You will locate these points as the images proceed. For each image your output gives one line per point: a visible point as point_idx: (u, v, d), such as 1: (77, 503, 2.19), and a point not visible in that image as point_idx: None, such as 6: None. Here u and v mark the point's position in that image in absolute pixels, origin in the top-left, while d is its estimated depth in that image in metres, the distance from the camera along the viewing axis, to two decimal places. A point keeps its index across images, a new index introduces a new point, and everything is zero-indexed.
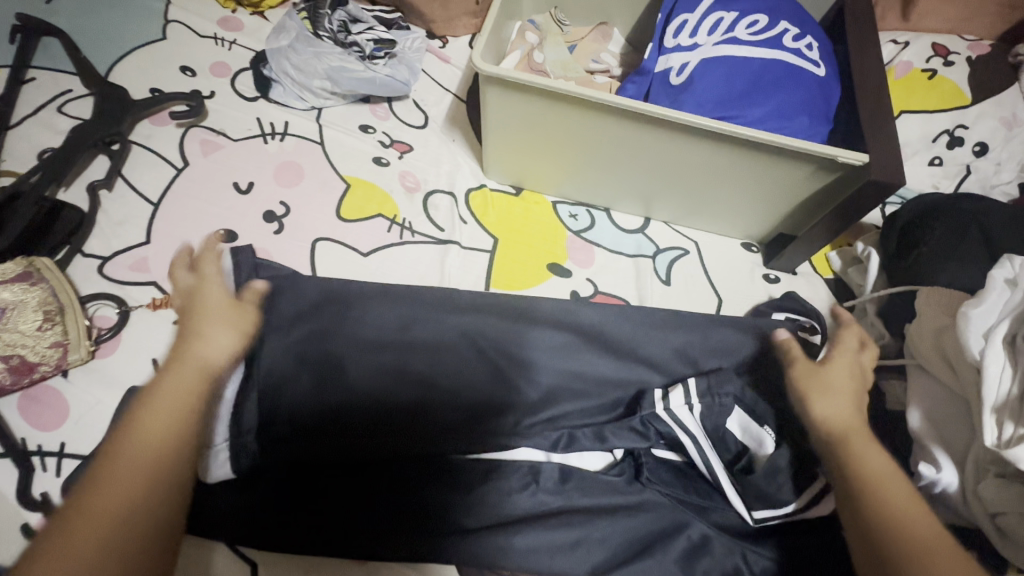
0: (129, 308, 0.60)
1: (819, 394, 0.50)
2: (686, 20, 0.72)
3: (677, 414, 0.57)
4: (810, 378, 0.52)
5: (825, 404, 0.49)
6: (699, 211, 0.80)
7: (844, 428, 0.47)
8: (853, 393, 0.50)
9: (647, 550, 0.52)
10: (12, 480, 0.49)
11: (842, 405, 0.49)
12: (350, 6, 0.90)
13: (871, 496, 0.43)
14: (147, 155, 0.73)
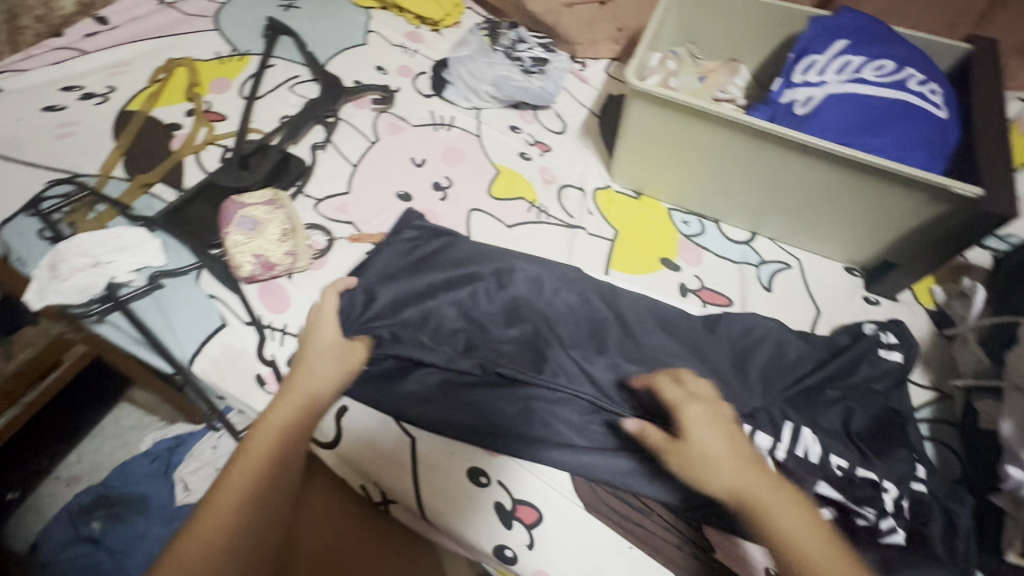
0: (334, 238, 0.77)
1: (694, 443, 0.55)
2: (815, 60, 0.82)
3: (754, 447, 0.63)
4: (695, 418, 0.56)
5: (716, 453, 0.54)
6: (804, 231, 0.88)
7: (763, 491, 0.52)
8: (747, 450, 0.55)
9: None
10: (253, 342, 0.66)
11: (713, 446, 0.54)
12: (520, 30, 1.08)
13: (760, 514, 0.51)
14: (350, 129, 0.92)
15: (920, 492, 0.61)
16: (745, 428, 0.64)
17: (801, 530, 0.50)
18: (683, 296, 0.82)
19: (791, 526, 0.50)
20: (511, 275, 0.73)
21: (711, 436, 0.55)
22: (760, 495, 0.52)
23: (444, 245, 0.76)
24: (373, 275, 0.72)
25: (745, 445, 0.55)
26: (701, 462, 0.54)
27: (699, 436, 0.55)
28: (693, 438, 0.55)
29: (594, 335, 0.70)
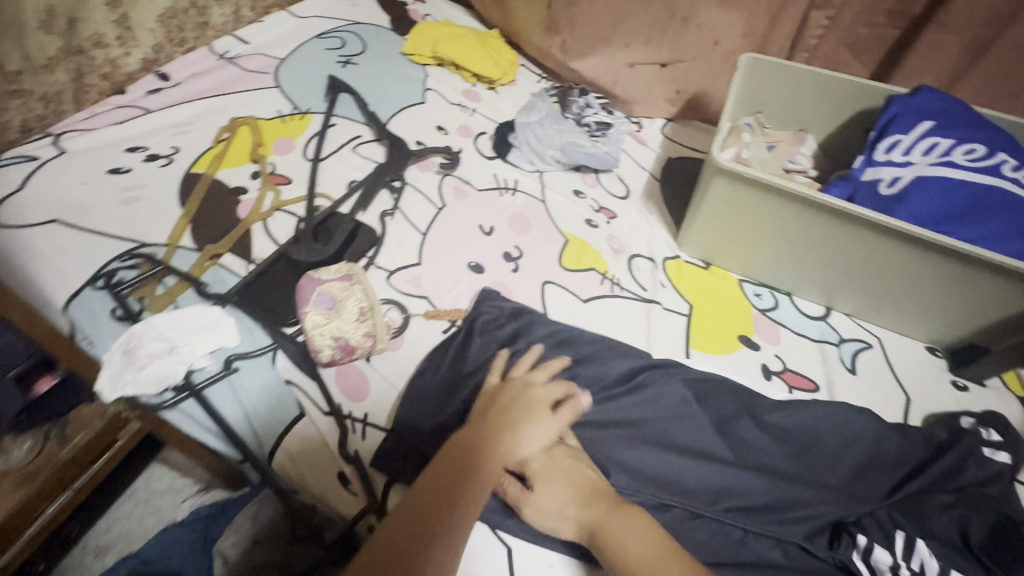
0: (410, 314, 0.75)
1: (539, 497, 0.56)
2: (899, 140, 0.81)
3: (873, 562, 0.59)
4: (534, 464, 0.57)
5: (546, 500, 0.55)
6: (884, 310, 0.85)
7: (591, 520, 0.53)
8: (580, 487, 0.56)
9: None
10: (334, 435, 0.62)
11: (565, 497, 0.55)
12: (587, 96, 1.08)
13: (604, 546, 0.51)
14: (417, 194, 0.91)
15: None
16: (858, 538, 0.60)
17: (631, 546, 0.51)
18: (767, 379, 0.78)
19: (622, 543, 0.51)
20: (595, 359, 0.71)
21: (556, 490, 0.56)
22: (600, 526, 0.53)
23: (525, 325, 0.73)
24: (455, 356, 0.69)
25: (591, 484, 0.56)
26: (553, 509, 0.55)
27: (546, 487, 0.56)
28: (545, 488, 0.56)
29: (688, 426, 0.67)
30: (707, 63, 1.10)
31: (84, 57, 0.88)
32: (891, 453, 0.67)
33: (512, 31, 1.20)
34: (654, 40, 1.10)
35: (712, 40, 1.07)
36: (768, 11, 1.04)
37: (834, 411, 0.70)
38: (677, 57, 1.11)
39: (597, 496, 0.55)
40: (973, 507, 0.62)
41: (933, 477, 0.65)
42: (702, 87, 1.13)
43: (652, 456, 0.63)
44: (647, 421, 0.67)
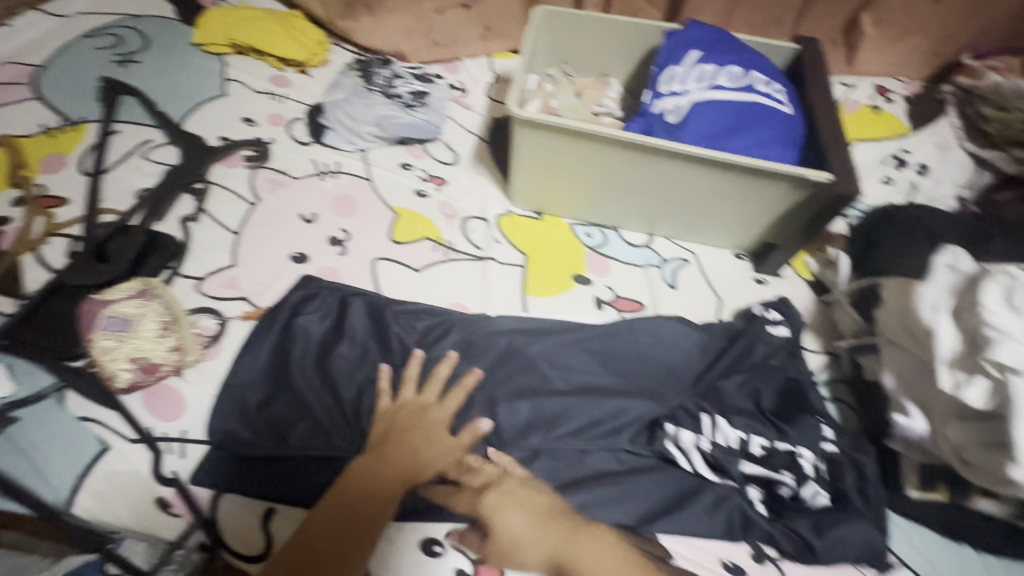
0: (226, 319, 0.70)
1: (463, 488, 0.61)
2: (676, 72, 0.88)
3: (682, 445, 0.67)
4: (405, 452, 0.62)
5: (492, 501, 0.60)
6: (695, 228, 0.94)
7: (555, 547, 0.58)
8: (542, 510, 0.60)
9: (681, 506, 0.63)
10: (146, 462, 0.58)
11: (524, 522, 0.59)
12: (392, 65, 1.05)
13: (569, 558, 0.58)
14: (225, 193, 0.84)
15: (832, 455, 0.67)
16: (667, 427, 0.68)
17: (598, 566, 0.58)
18: (599, 309, 0.84)
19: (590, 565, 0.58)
20: (428, 328, 0.73)
21: (516, 515, 0.59)
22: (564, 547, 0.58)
23: (349, 308, 0.73)
24: (279, 357, 0.68)
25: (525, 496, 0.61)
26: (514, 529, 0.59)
27: (511, 507, 0.60)
28: (479, 487, 0.61)
29: (521, 367, 0.72)
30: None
31: None
32: (700, 353, 0.76)
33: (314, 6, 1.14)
34: None
35: None
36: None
37: (652, 329, 0.77)
38: None
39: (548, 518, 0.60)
40: (762, 381, 0.72)
41: (735, 365, 0.74)
42: (509, 28, 1.17)
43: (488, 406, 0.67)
44: (482, 374, 0.70)
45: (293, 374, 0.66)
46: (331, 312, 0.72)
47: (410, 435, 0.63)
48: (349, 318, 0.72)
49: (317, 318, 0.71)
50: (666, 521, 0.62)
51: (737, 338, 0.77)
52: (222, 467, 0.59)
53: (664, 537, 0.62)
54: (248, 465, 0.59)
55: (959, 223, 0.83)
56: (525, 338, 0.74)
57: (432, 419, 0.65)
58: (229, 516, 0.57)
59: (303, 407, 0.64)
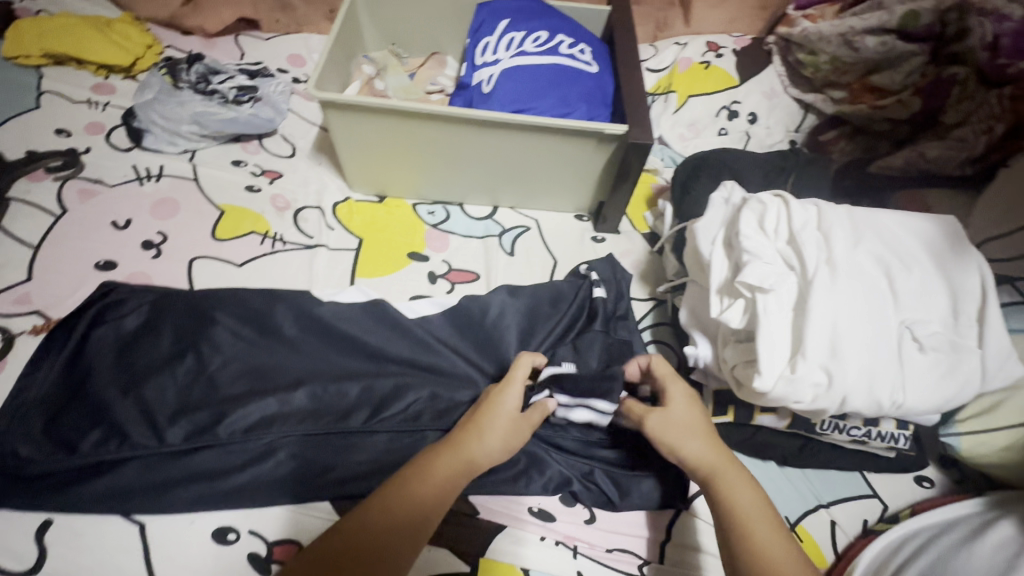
0: (14, 335, 0.68)
1: (674, 414, 0.58)
2: (488, 42, 0.89)
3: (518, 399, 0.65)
4: (505, 426, 0.57)
5: (679, 421, 0.57)
6: (535, 195, 0.96)
7: (708, 460, 0.55)
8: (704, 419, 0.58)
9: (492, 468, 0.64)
10: None
11: (694, 420, 0.57)
12: (207, 60, 1.02)
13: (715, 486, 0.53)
14: (26, 207, 0.81)
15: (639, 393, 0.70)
16: None
17: (742, 502, 0.52)
18: (432, 284, 0.85)
19: (733, 496, 0.52)
20: (236, 316, 0.71)
21: (686, 412, 0.58)
22: (718, 469, 0.54)
23: (148, 308, 0.70)
24: (65, 364, 0.64)
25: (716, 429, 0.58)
26: (673, 433, 0.56)
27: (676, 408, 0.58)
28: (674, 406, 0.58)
29: (331, 348, 0.70)
30: None
31: None
32: (525, 313, 0.77)
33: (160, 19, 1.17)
34: None
35: None
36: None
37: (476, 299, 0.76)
38: None
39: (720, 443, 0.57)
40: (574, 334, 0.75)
41: (555, 321, 0.76)
42: None
43: (293, 391, 0.65)
44: (290, 359, 0.68)
45: (77, 381, 0.63)
46: (131, 313, 0.69)
47: (210, 428, 0.61)
48: (150, 317, 0.69)
49: (108, 324, 0.68)
50: (479, 481, 0.63)
51: (562, 295, 0.79)
52: None
53: (473, 496, 0.63)
54: (16, 480, 0.57)
55: (761, 164, 0.88)
56: (339, 317, 0.72)
57: (230, 412, 0.62)
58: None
59: (88, 415, 0.61)
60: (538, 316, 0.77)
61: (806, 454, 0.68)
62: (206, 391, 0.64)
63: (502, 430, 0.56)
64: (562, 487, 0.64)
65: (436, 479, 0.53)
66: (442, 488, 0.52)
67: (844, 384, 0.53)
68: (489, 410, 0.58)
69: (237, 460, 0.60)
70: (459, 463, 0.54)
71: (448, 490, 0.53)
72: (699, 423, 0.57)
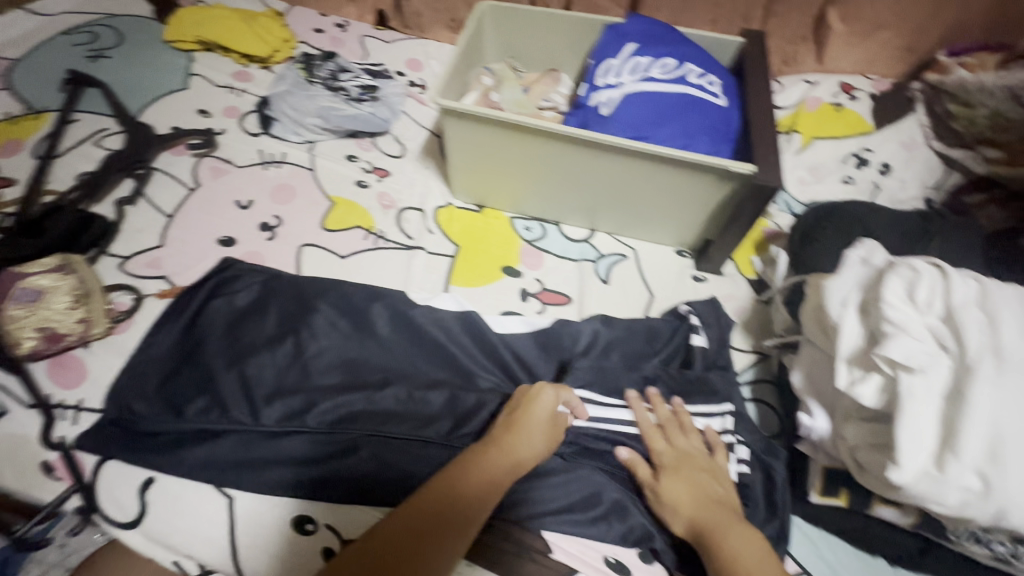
0: (142, 296, 0.72)
1: (665, 486, 0.60)
2: (611, 64, 0.87)
3: (623, 418, 0.67)
4: (544, 428, 0.61)
5: (671, 491, 0.59)
6: (637, 223, 0.92)
7: (706, 520, 0.56)
8: (707, 489, 0.59)
9: (572, 508, 0.61)
10: (37, 426, 0.60)
11: (685, 492, 0.59)
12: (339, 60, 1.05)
13: (716, 540, 0.54)
14: (166, 178, 0.88)
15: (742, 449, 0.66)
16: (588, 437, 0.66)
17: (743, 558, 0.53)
18: (523, 301, 0.83)
19: (733, 552, 0.53)
20: (338, 306, 0.73)
21: (678, 482, 0.60)
22: (716, 527, 0.55)
23: (258, 288, 0.74)
24: (184, 329, 0.69)
25: (709, 489, 0.59)
26: (671, 496, 0.59)
27: (673, 479, 0.60)
28: (668, 477, 0.61)
29: (420, 354, 0.71)
30: None
31: None
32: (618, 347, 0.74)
33: (324, 19, 1.30)
34: None
35: None
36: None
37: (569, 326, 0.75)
38: None
39: (715, 502, 0.58)
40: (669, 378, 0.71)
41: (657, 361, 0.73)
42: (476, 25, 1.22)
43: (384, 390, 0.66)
44: (382, 358, 0.69)
45: (191, 349, 0.67)
46: (243, 292, 0.73)
47: (302, 414, 0.63)
48: (261, 298, 0.73)
49: (223, 299, 0.72)
50: (557, 518, 0.60)
51: (659, 334, 0.76)
52: (103, 437, 0.60)
53: (547, 532, 0.59)
54: (128, 434, 0.60)
55: (897, 222, 0.80)
56: (431, 326, 0.72)
57: (322, 402, 0.64)
58: (108, 483, 0.58)
59: (194, 383, 0.63)
60: (630, 353, 0.74)
61: (927, 559, 0.59)
62: (302, 377, 0.66)
63: (540, 434, 0.60)
64: (646, 541, 0.60)
65: (481, 472, 0.55)
66: (489, 481, 0.55)
67: (1003, 495, 0.46)
68: (527, 411, 0.61)
69: (323, 450, 0.61)
70: (505, 463, 0.57)
71: (492, 486, 0.55)
72: (699, 486, 0.59)
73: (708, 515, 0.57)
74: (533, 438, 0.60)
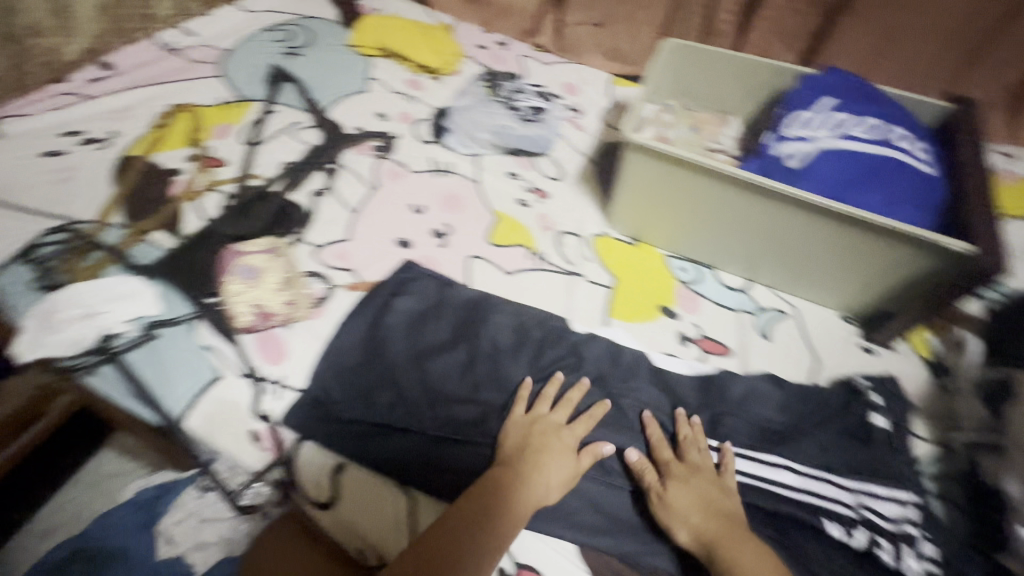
0: (333, 286, 0.77)
1: (687, 491, 0.61)
2: (806, 117, 0.85)
3: (794, 485, 0.68)
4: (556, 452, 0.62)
5: (677, 497, 0.61)
6: (802, 280, 0.88)
7: (711, 532, 0.58)
8: (714, 504, 0.61)
9: None
10: (247, 396, 0.65)
11: (692, 501, 0.60)
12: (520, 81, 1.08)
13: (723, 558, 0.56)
14: (351, 175, 0.93)
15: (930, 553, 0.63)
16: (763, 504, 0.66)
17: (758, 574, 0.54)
18: (681, 345, 0.82)
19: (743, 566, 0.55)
20: (505, 324, 0.75)
21: (687, 492, 0.61)
22: (724, 540, 0.57)
23: (430, 294, 0.77)
24: (371, 325, 0.72)
25: (718, 502, 0.61)
26: (683, 502, 0.60)
27: (679, 488, 0.62)
28: (676, 487, 0.62)
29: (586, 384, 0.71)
30: (635, 26, 1.26)
31: (22, 43, 0.90)
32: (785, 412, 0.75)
33: (488, 37, 1.35)
34: (592, 5, 1.28)
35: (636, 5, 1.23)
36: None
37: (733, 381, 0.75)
38: (609, 18, 1.28)
39: (721, 517, 0.59)
40: (843, 456, 0.71)
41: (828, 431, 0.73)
42: None
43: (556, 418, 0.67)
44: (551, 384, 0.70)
45: (379, 346, 0.70)
46: (416, 296, 0.76)
47: (480, 426, 0.65)
48: (440, 305, 0.76)
49: (403, 302, 0.75)
50: None
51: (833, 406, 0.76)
52: (302, 418, 0.64)
53: None
54: (324, 419, 0.64)
55: None
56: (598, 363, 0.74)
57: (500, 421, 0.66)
58: (305, 460, 0.63)
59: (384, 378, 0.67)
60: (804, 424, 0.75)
61: None
62: (478, 390, 0.68)
63: (571, 459, 0.61)
64: None
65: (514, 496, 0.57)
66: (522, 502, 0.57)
67: None
68: (547, 435, 0.63)
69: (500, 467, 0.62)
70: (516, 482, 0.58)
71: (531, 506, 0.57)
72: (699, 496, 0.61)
73: (711, 526, 0.58)
74: (563, 464, 0.61)
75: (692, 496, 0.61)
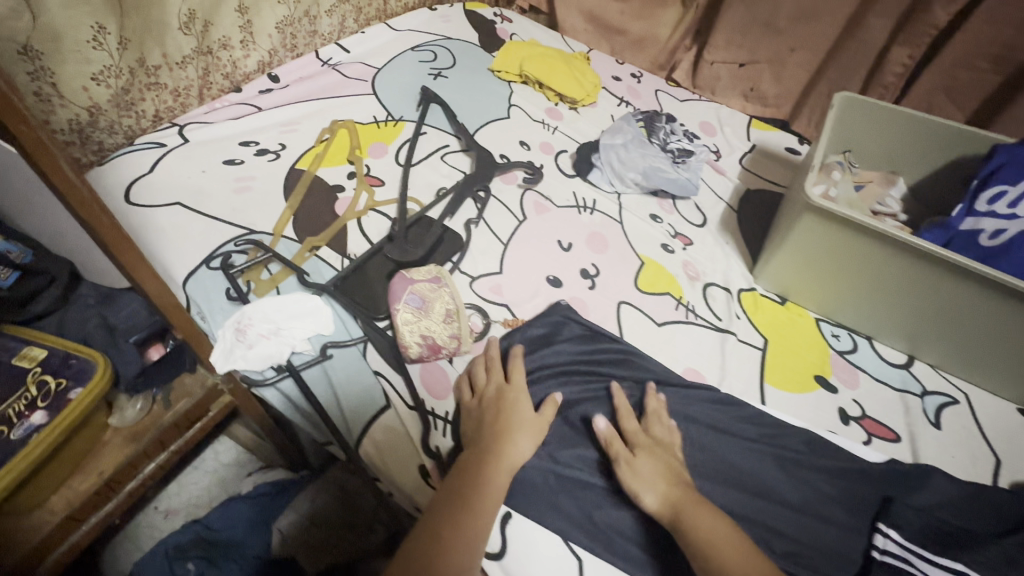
0: (490, 321, 0.78)
1: (638, 464, 0.61)
2: (1006, 191, 0.78)
3: None
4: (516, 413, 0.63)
5: (640, 469, 0.61)
6: (972, 363, 0.82)
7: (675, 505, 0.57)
8: (669, 472, 0.61)
9: None
10: (416, 427, 0.66)
11: (656, 472, 0.60)
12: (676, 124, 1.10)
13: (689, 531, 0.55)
14: (500, 206, 0.94)
15: None
16: None
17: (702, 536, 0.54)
18: (845, 425, 0.77)
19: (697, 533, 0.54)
20: (651, 383, 0.75)
21: (650, 464, 0.61)
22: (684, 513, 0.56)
23: (582, 337, 0.77)
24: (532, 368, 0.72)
25: (677, 476, 0.61)
26: (644, 475, 0.60)
27: (643, 458, 0.62)
28: (641, 457, 0.62)
29: (746, 458, 0.70)
30: (783, 68, 1.21)
31: (211, 57, 0.96)
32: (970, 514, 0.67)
33: (623, 68, 1.34)
34: (737, 42, 1.23)
35: (789, 47, 1.18)
36: (831, 28, 1.12)
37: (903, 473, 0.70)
38: (754, 58, 1.23)
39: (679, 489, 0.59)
40: None
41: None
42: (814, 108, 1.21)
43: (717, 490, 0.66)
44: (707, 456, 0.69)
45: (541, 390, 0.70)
46: (569, 339, 0.76)
47: None
48: (596, 354, 0.76)
49: (558, 347, 0.75)
50: None
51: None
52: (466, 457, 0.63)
53: None
54: None
55: None
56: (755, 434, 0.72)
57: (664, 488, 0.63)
58: None
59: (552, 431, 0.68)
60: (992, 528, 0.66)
61: None
62: None
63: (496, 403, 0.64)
64: None
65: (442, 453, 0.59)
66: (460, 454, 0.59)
67: None
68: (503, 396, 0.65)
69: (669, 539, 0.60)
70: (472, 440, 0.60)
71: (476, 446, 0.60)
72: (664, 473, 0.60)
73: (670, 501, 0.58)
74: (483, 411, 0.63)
75: (660, 472, 0.60)
